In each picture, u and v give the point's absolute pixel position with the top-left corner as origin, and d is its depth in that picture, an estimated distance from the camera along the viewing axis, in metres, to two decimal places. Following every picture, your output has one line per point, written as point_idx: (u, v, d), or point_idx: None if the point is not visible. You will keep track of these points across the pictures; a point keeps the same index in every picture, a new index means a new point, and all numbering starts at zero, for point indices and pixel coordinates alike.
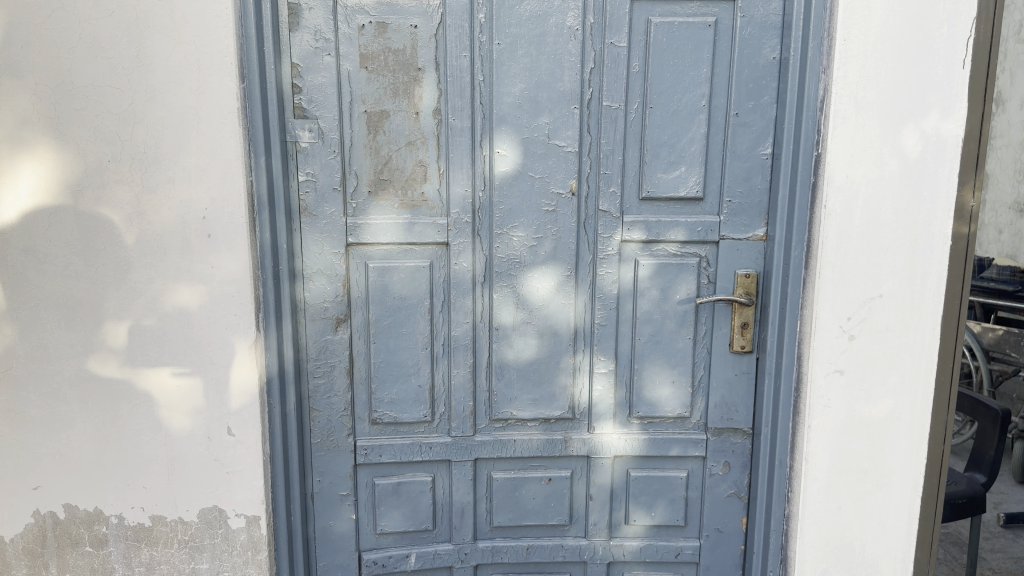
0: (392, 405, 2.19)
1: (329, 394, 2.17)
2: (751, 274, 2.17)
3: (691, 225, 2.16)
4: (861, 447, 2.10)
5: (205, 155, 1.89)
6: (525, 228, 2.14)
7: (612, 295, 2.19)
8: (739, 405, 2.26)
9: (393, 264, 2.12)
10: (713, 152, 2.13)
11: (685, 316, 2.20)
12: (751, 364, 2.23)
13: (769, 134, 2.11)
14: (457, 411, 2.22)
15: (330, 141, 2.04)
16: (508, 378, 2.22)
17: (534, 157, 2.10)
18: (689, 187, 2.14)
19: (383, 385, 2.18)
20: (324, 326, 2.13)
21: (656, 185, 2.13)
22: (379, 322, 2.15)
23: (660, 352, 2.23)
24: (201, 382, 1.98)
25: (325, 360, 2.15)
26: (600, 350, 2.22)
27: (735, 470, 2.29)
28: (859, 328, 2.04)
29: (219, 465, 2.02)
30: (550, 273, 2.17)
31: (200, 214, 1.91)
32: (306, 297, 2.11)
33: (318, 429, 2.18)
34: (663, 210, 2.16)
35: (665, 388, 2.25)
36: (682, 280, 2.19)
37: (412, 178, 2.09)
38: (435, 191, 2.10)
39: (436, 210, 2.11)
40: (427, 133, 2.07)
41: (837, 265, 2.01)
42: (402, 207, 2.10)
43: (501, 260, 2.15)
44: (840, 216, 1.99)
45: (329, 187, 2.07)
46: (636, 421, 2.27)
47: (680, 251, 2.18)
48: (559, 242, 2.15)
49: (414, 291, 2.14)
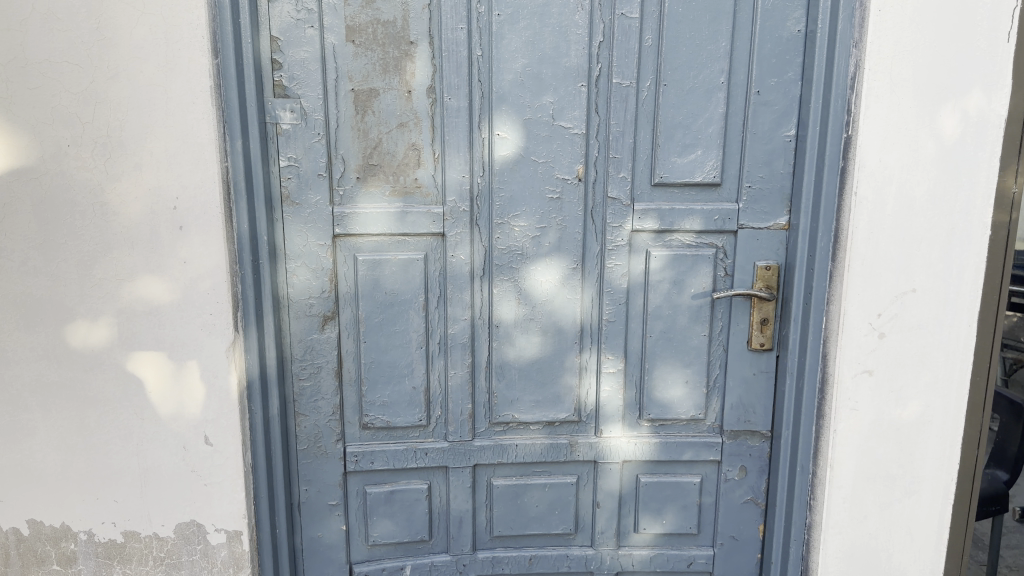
0: (384, 408, 2.03)
1: (316, 397, 2.00)
2: (773, 266, 2.01)
3: (707, 214, 1.99)
4: (889, 453, 1.95)
5: (175, 138, 1.71)
6: (528, 217, 1.97)
7: (621, 289, 2.02)
8: (757, 406, 2.10)
9: (384, 256, 1.95)
10: (731, 134, 1.96)
11: (700, 311, 2.05)
12: (770, 362, 2.07)
13: (793, 114, 1.94)
14: (455, 413, 2.06)
15: (314, 122, 1.86)
16: (509, 378, 2.06)
17: (538, 139, 1.93)
18: (705, 172, 1.97)
19: (375, 387, 2.02)
20: (310, 324, 1.96)
21: (670, 170, 1.96)
22: (370, 319, 1.98)
23: (673, 349, 2.07)
24: (174, 387, 1.81)
25: (311, 361, 1.98)
26: (608, 349, 2.06)
27: (752, 475, 2.14)
28: (890, 325, 1.88)
29: (196, 477, 1.85)
30: (554, 266, 2.00)
31: (170, 204, 1.73)
32: (290, 293, 1.94)
33: (304, 435, 2.02)
34: (677, 197, 1.99)
35: (678, 388, 2.09)
36: (697, 272, 2.03)
37: (404, 163, 1.92)
38: (430, 177, 1.93)
39: (431, 198, 1.94)
40: (420, 113, 1.89)
41: (867, 257, 1.84)
42: (394, 195, 1.93)
43: (501, 252, 1.98)
44: (871, 204, 1.82)
45: (314, 173, 1.89)
46: (646, 423, 2.11)
47: (696, 241, 2.01)
48: (564, 233, 1.99)
49: (407, 285, 1.97)
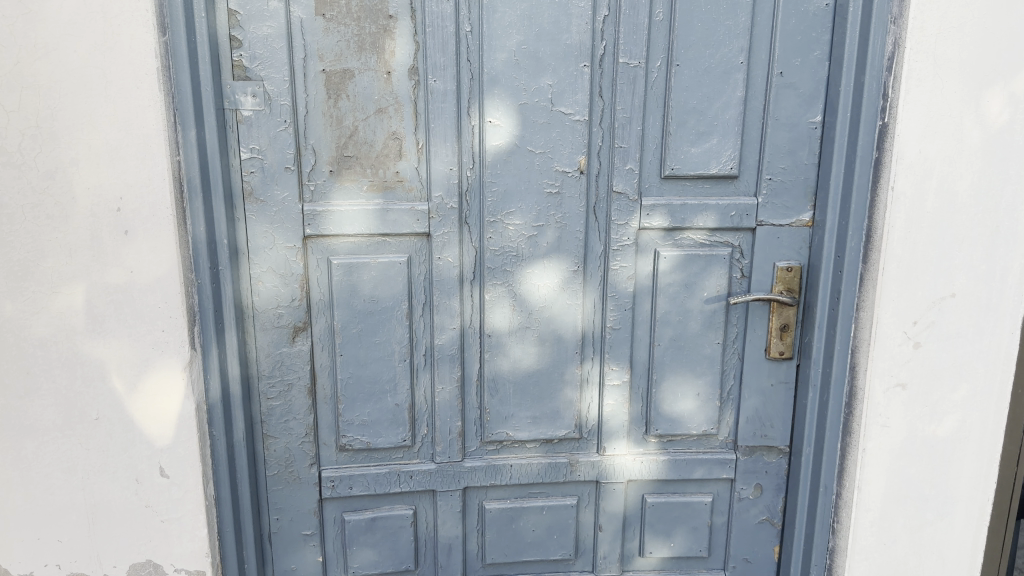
0: (363, 428, 1.82)
1: (286, 417, 1.79)
2: (795, 267, 1.82)
3: (723, 209, 1.79)
4: (921, 472, 1.77)
5: (117, 129, 1.46)
6: (524, 214, 1.76)
7: (627, 293, 1.82)
8: (774, 419, 1.92)
9: (362, 260, 1.73)
10: (749, 120, 1.75)
11: (713, 316, 1.85)
12: (790, 372, 1.89)
13: (819, 98, 1.74)
14: (443, 432, 1.85)
15: (279, 108, 1.63)
16: (503, 393, 1.85)
17: (535, 127, 1.71)
18: (722, 162, 1.76)
19: (353, 405, 1.80)
20: (279, 337, 1.74)
21: (682, 161, 1.75)
22: (347, 330, 1.76)
23: (684, 359, 1.87)
24: (124, 413, 1.58)
25: (281, 377, 1.76)
26: (612, 360, 1.86)
27: (768, 493, 1.97)
28: (925, 334, 1.70)
29: (152, 512, 1.64)
30: (553, 268, 1.80)
31: (112, 205, 1.49)
32: (255, 302, 1.71)
33: (274, 458, 1.81)
34: (690, 191, 1.78)
35: (689, 401, 1.90)
36: (711, 274, 1.83)
37: (383, 154, 1.69)
38: (412, 170, 1.70)
39: (414, 193, 1.72)
40: (401, 97, 1.66)
41: (903, 259, 1.65)
42: (372, 190, 1.70)
43: (494, 254, 1.77)
44: (909, 201, 1.63)
45: (280, 166, 1.65)
46: (653, 439, 1.93)
47: (710, 240, 1.81)
48: (564, 232, 1.78)
49: (388, 292, 1.75)
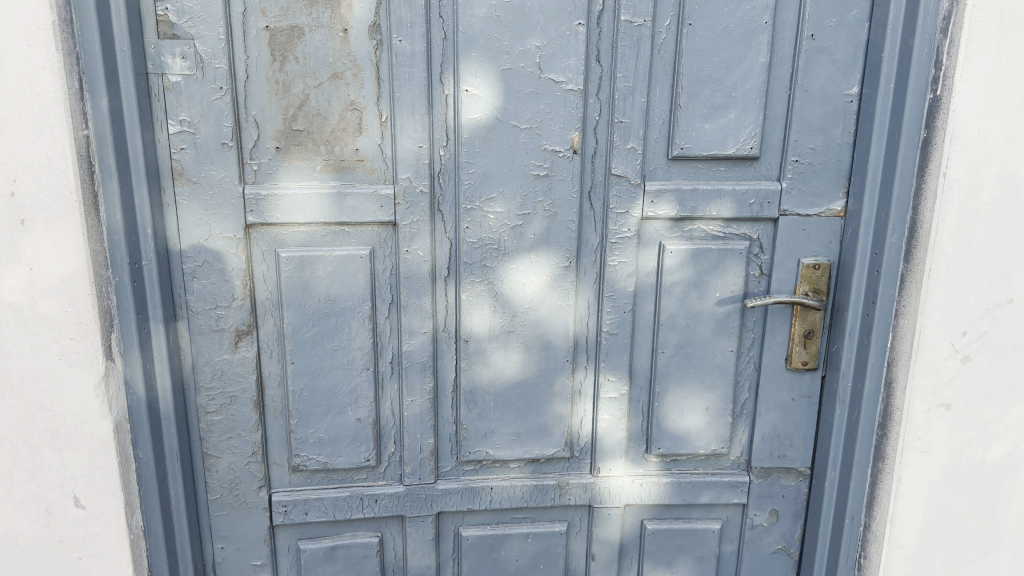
0: (319, 447, 1.57)
1: (229, 434, 1.54)
2: (823, 264, 1.56)
3: (741, 197, 1.52)
4: (965, 504, 1.52)
5: (7, 95, 1.19)
6: (506, 201, 1.49)
7: (626, 293, 1.57)
8: (794, 438, 1.67)
9: (316, 253, 1.47)
10: (774, 92, 1.49)
11: (726, 320, 1.60)
12: (813, 384, 1.64)
13: (856, 65, 1.47)
14: (412, 451, 1.60)
15: (213, 73, 1.36)
16: (482, 407, 1.61)
17: (520, 98, 1.44)
18: (740, 141, 1.50)
19: (307, 421, 1.55)
20: (218, 343, 1.49)
21: (694, 139, 1.49)
22: (299, 334, 1.51)
23: (691, 369, 1.63)
24: (29, 436, 1.33)
25: (222, 389, 1.51)
26: (609, 369, 1.62)
27: (784, 520, 1.73)
28: (976, 346, 1.43)
29: (67, 549, 1.40)
30: (541, 264, 1.54)
31: (4, 188, 1.22)
32: (189, 302, 1.46)
33: (217, 480, 1.57)
34: (702, 174, 1.52)
35: (696, 416, 1.66)
36: (726, 272, 1.57)
37: (339, 128, 1.42)
38: (374, 147, 1.44)
39: (378, 174, 1.45)
40: (360, 60, 1.40)
41: (953, 259, 1.39)
42: (326, 170, 1.44)
43: (471, 247, 1.51)
44: (963, 189, 1.35)
45: (216, 141, 1.39)
46: (655, 459, 1.69)
47: (725, 232, 1.56)
48: (553, 222, 1.52)
49: (347, 291, 1.49)
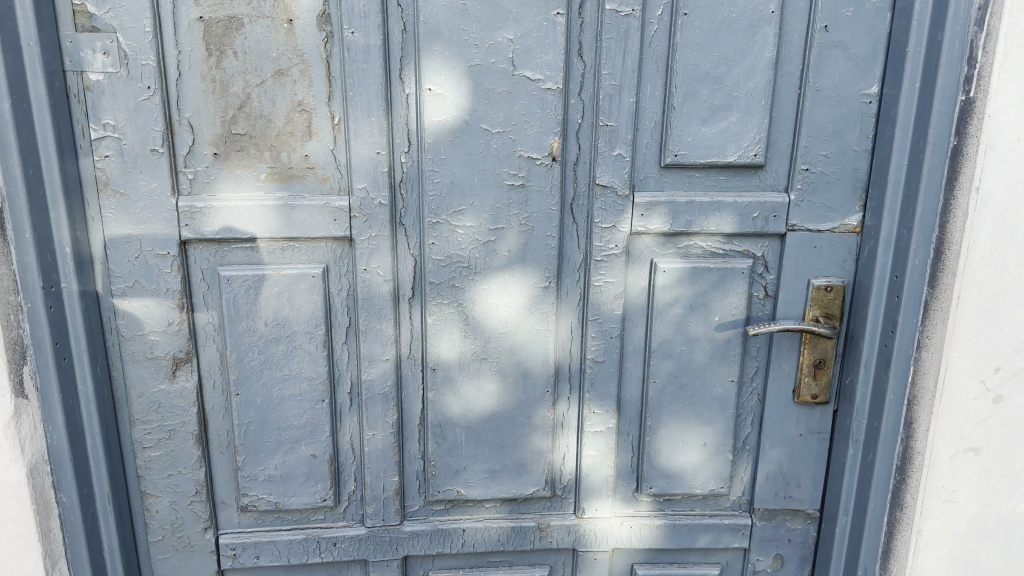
0: (271, 486, 1.41)
1: (170, 471, 1.39)
2: (836, 286, 1.38)
3: (743, 209, 1.35)
4: (993, 560, 1.34)
5: None
6: (477, 213, 1.32)
7: (614, 317, 1.40)
8: (802, 477, 1.50)
9: (262, 272, 1.30)
10: (781, 92, 1.31)
11: (726, 347, 1.43)
12: (824, 419, 1.46)
13: (875, 62, 1.28)
14: (375, 491, 1.44)
15: (140, 70, 1.19)
16: (452, 442, 1.44)
17: (490, 98, 1.26)
18: (743, 147, 1.32)
19: (256, 457, 1.40)
20: (154, 372, 1.33)
21: (690, 145, 1.31)
22: (244, 362, 1.34)
23: (687, 401, 1.45)
24: None
25: (160, 422, 1.36)
26: (594, 400, 1.45)
27: (790, 565, 1.56)
28: (1010, 384, 1.25)
29: None
30: (517, 285, 1.37)
31: None
32: (120, 327, 1.31)
33: (157, 521, 1.42)
34: (699, 184, 1.35)
35: (693, 453, 1.48)
36: (726, 294, 1.39)
37: (286, 132, 1.26)
38: (326, 153, 1.27)
39: (330, 184, 1.28)
40: (308, 55, 1.23)
41: (986, 286, 1.20)
42: (272, 179, 1.27)
43: (439, 265, 1.34)
44: (1000, 206, 1.17)
45: (144, 147, 1.23)
46: (646, 498, 1.52)
47: (725, 249, 1.38)
48: (530, 237, 1.34)
49: (298, 314, 1.33)
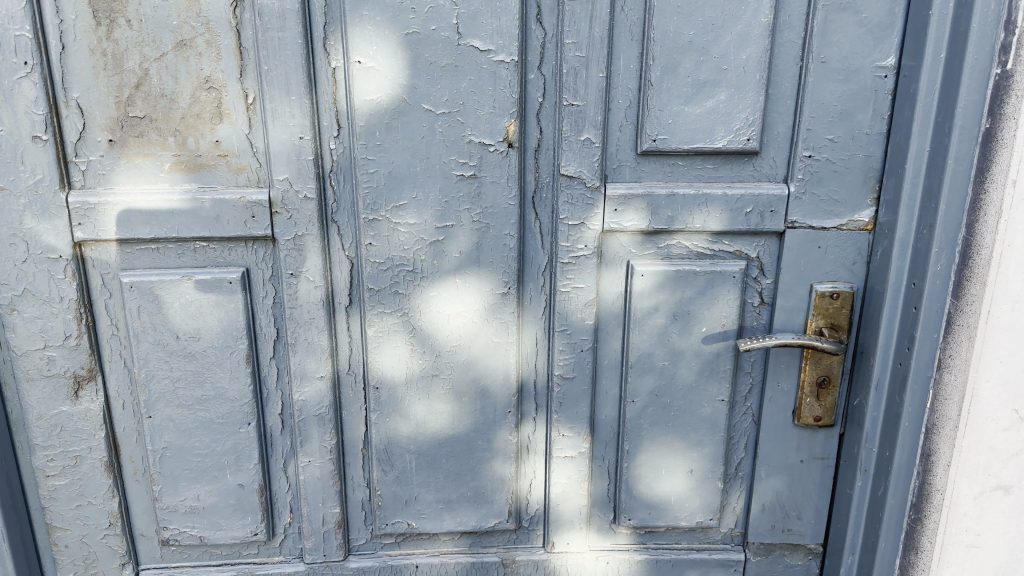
0: (195, 518, 1.24)
1: (78, 503, 1.22)
2: (844, 292, 1.18)
3: (734, 203, 1.15)
4: None
5: None
6: (422, 208, 1.12)
7: (584, 328, 1.21)
8: (803, 508, 1.31)
9: (172, 277, 1.12)
10: (779, 64, 1.10)
11: (715, 362, 1.23)
12: (828, 444, 1.27)
13: (892, 28, 1.08)
14: (313, 524, 1.27)
15: (13, 42, 1.01)
16: (401, 469, 1.25)
17: (432, 72, 1.07)
18: (733, 130, 1.12)
19: (176, 487, 1.23)
20: (52, 392, 1.16)
21: (670, 127, 1.12)
22: (156, 380, 1.17)
23: (671, 423, 1.26)
24: None
25: (62, 448, 1.19)
26: (564, 422, 1.26)
27: None
28: None
29: None
30: (471, 290, 1.17)
31: None
32: (10, 341, 1.13)
33: (67, 557, 1.25)
34: (682, 174, 1.15)
35: (677, 481, 1.29)
36: (714, 301, 1.20)
37: (193, 114, 1.07)
38: (240, 138, 1.08)
39: (247, 174, 1.10)
40: (215, 23, 1.04)
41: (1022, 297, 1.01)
42: (178, 169, 1.09)
43: (377, 269, 1.14)
44: None
45: (24, 134, 1.05)
46: (625, 531, 1.34)
47: (713, 249, 1.18)
48: (485, 236, 1.15)
49: (216, 326, 1.15)
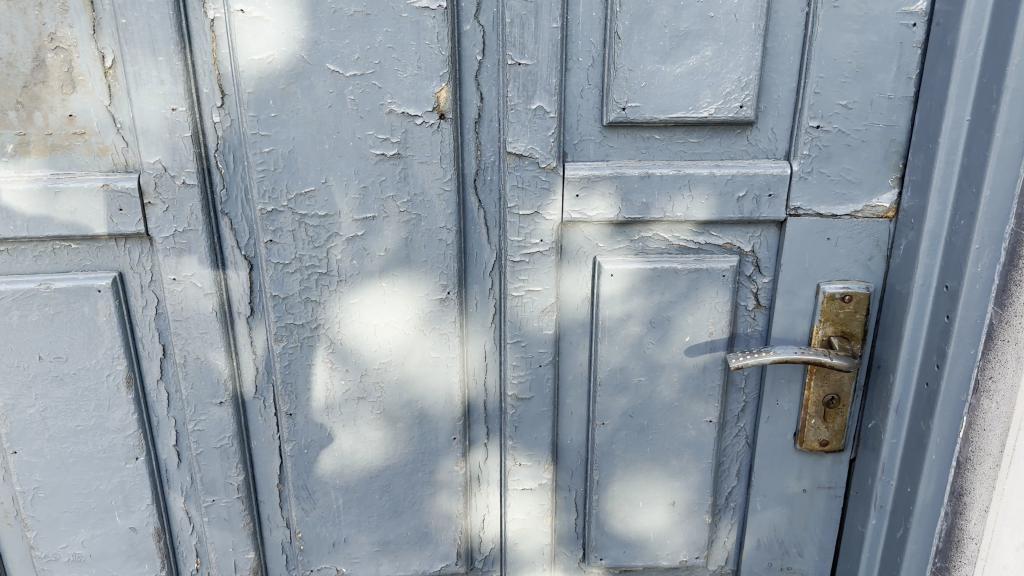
0: (80, 568, 1.04)
1: None
2: (857, 294, 0.97)
3: (724, 186, 0.93)
4: None
5: None
6: (334, 196, 0.90)
7: (542, 339, 0.99)
8: (806, 544, 1.11)
9: (26, 286, 0.91)
10: (779, 11, 0.88)
11: (701, 378, 1.02)
12: (836, 471, 1.07)
13: None
14: (225, 571, 1.07)
15: None
16: (325, 508, 1.04)
17: (338, 23, 0.84)
18: (722, 95, 0.89)
19: (54, 533, 1.02)
20: None
21: (643, 92, 0.89)
22: (18, 409, 0.96)
23: (649, 449, 1.06)
24: None
25: None
26: (520, 449, 1.05)
27: None
28: None
29: None
30: (400, 297, 0.95)
31: None
32: None
33: None
34: (659, 151, 0.93)
35: (657, 515, 1.09)
36: (699, 305, 0.99)
37: (38, 81, 0.85)
38: (100, 111, 0.86)
39: (112, 157, 0.87)
40: None
41: None
42: (24, 151, 0.87)
43: (283, 272, 0.92)
44: None
45: None
46: (598, 570, 1.13)
47: (697, 242, 0.97)
48: (415, 230, 0.92)
49: (87, 343, 0.94)
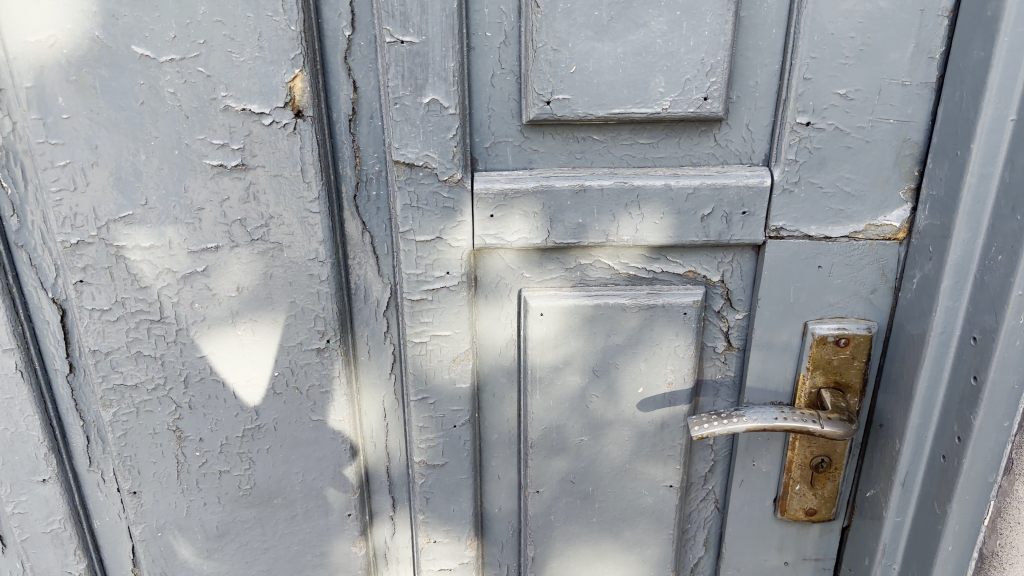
0: None
1: None
2: (856, 339, 0.75)
3: (683, 202, 0.71)
4: None
5: None
6: (163, 221, 0.67)
7: (455, 394, 0.77)
8: None
9: None
10: None
11: (658, 436, 0.81)
12: (825, 542, 0.87)
13: None
14: None
15: None
16: None
17: None
18: (679, 83, 0.67)
19: None
20: None
21: (573, 79, 0.66)
22: None
23: (594, 519, 0.85)
24: None
25: None
26: (434, 525, 0.84)
27: None
28: None
29: None
30: (264, 347, 0.73)
31: None
32: None
33: None
34: (597, 155, 0.71)
35: None
36: (654, 350, 0.77)
37: None
38: None
39: None
40: None
41: None
42: None
43: (104, 319, 0.70)
44: None
45: None
46: None
47: (649, 270, 0.75)
48: (276, 263, 0.70)
49: None
